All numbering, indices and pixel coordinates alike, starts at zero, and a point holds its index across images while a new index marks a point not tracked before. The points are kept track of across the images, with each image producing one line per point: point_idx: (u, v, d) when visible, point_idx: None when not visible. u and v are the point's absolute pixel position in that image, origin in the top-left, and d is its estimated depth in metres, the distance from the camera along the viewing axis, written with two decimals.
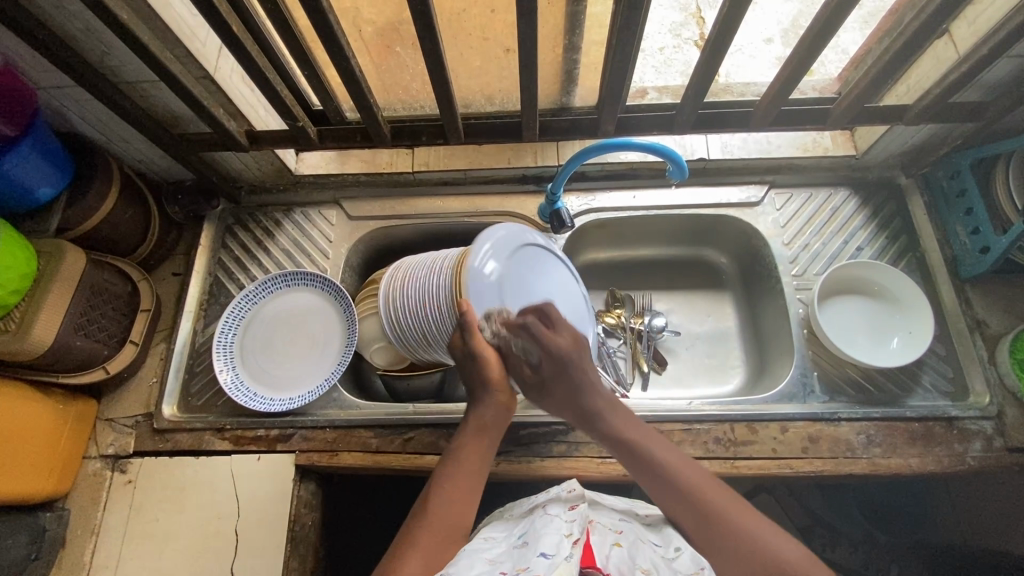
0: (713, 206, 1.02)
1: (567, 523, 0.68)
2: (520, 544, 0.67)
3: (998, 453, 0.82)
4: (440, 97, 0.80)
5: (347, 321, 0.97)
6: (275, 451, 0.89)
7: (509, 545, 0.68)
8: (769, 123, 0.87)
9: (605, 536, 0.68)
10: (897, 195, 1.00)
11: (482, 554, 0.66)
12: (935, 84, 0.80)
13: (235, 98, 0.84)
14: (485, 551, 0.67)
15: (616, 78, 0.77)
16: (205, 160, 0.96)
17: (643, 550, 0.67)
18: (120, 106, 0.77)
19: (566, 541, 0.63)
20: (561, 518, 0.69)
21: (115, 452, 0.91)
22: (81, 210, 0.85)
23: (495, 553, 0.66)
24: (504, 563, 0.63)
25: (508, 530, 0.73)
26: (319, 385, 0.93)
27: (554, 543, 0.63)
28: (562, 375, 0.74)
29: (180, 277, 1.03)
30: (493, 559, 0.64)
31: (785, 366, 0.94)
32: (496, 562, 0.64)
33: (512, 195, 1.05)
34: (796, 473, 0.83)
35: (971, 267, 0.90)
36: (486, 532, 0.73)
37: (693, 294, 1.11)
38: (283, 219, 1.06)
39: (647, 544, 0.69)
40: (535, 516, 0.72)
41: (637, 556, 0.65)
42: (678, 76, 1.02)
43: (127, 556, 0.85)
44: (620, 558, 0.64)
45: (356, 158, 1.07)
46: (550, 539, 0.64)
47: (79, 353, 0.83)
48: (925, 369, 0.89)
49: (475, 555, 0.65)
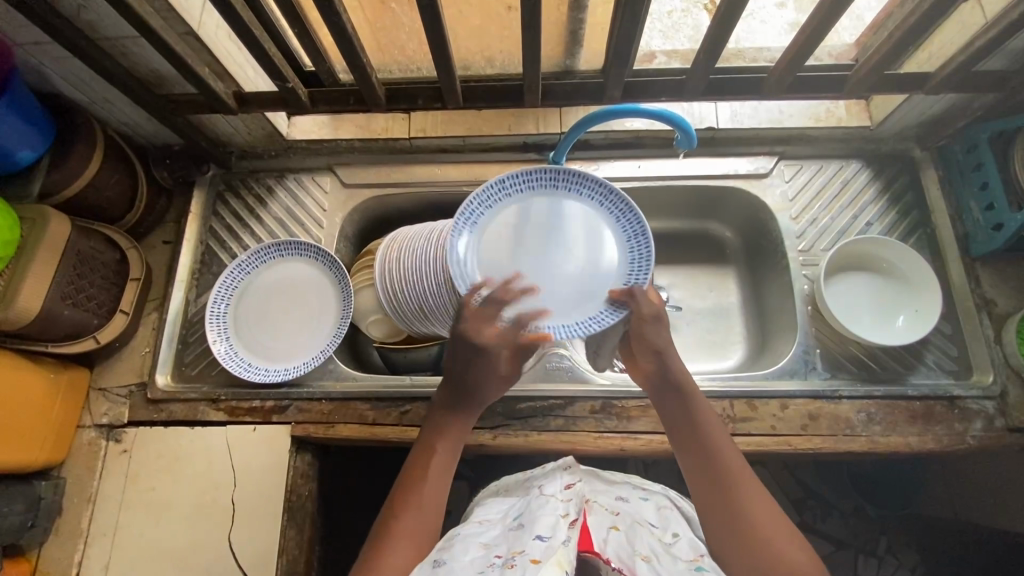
0: (719, 177, 0.98)
1: (563, 501, 0.67)
2: (516, 524, 0.66)
3: (998, 432, 0.82)
4: (437, 57, 0.76)
5: (342, 292, 0.94)
6: (271, 422, 0.88)
7: (505, 525, 0.68)
8: (783, 90, 0.83)
9: (602, 517, 0.68)
10: (910, 168, 0.97)
11: (478, 538, 0.66)
12: (959, 51, 0.76)
13: (222, 57, 0.80)
14: (479, 535, 0.66)
15: (624, 40, 0.73)
16: (193, 123, 0.92)
17: (642, 533, 0.65)
18: (99, 63, 0.73)
19: (562, 522, 0.62)
20: (556, 496, 0.68)
21: (109, 422, 0.90)
22: (64, 174, 0.82)
23: (491, 536, 0.66)
24: (500, 547, 0.62)
25: (505, 509, 0.72)
26: (313, 357, 0.91)
27: (550, 524, 0.62)
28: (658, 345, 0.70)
29: (171, 245, 1.00)
30: (488, 543, 0.64)
31: (787, 343, 0.92)
32: (491, 545, 0.63)
33: (513, 163, 1.01)
34: (794, 450, 0.82)
35: (982, 244, 0.88)
36: (482, 513, 0.73)
37: (696, 269, 1.08)
38: (275, 186, 1.02)
39: (645, 527, 0.66)
40: (530, 494, 0.72)
41: (636, 540, 0.62)
42: (687, 40, 0.97)
43: (125, 524, 0.85)
44: (618, 542, 0.63)
45: (350, 123, 1.02)
46: (545, 521, 0.63)
47: (69, 323, 0.81)
48: (929, 348, 0.88)
49: (470, 541, 0.64)
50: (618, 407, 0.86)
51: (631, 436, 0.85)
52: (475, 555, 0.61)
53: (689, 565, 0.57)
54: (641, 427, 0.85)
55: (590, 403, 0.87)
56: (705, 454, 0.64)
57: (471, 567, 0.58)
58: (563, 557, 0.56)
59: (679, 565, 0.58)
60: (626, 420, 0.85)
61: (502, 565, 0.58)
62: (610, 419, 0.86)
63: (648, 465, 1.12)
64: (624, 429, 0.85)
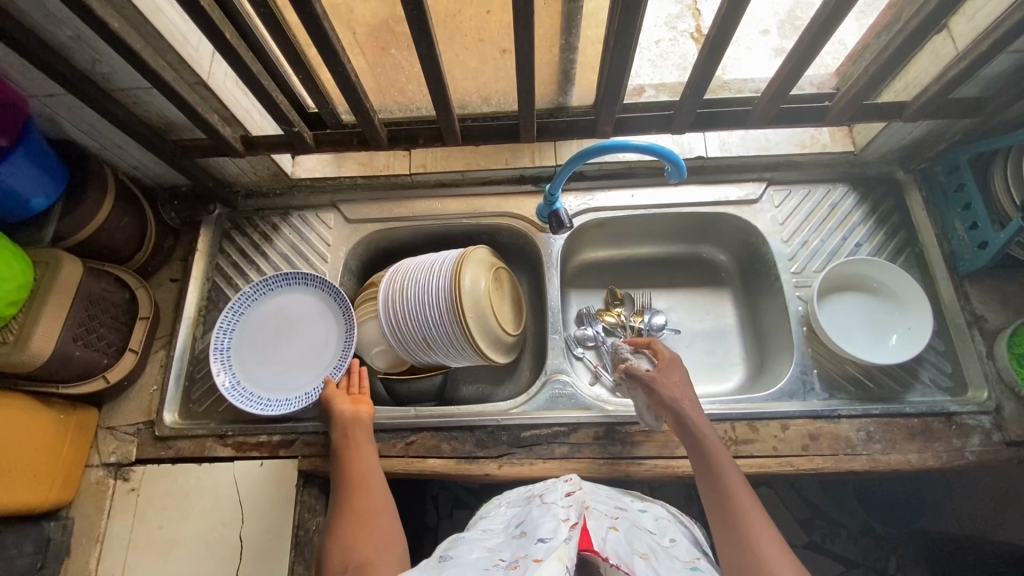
0: (712, 204, 1.01)
1: (564, 508, 0.67)
2: (518, 532, 0.67)
3: (996, 447, 0.83)
4: (437, 99, 0.79)
5: (348, 337, 0.95)
6: (277, 457, 0.89)
7: (508, 533, 0.68)
8: (769, 120, 0.86)
9: (601, 520, 0.67)
10: (895, 191, 1.00)
11: (483, 543, 0.67)
12: (933, 81, 0.80)
13: (230, 104, 0.83)
14: (484, 540, 0.68)
15: (614, 78, 0.76)
16: (201, 166, 0.95)
17: (641, 535, 0.66)
18: (114, 114, 0.76)
19: (562, 526, 0.62)
20: (557, 505, 0.68)
21: (118, 460, 0.91)
22: (76, 218, 0.84)
23: (495, 541, 0.67)
24: (504, 551, 0.64)
25: (507, 518, 0.73)
26: (302, 397, 0.92)
27: (551, 527, 0.62)
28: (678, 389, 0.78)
29: (178, 283, 1.03)
30: (492, 547, 0.65)
31: (785, 364, 0.94)
32: (495, 549, 0.65)
33: (511, 195, 1.05)
34: (796, 471, 0.83)
35: (969, 262, 0.91)
36: (485, 522, 0.74)
37: (693, 291, 1.10)
38: (280, 223, 1.05)
39: (643, 530, 0.68)
40: (533, 504, 0.72)
41: (636, 541, 0.64)
42: (674, 71, 1.02)
43: (132, 564, 0.85)
44: (617, 542, 0.62)
45: (353, 161, 1.07)
46: (547, 526, 0.63)
47: (79, 363, 0.83)
48: (924, 365, 0.90)
49: (476, 543, 0.66)
50: (622, 433, 0.87)
51: (635, 461, 0.85)
52: (480, 554, 0.64)
53: (686, 565, 0.62)
54: (645, 453, 0.86)
55: (593, 430, 0.88)
56: (710, 481, 0.68)
57: (477, 564, 0.61)
58: (564, 552, 0.56)
59: (677, 564, 0.61)
60: (630, 445, 0.86)
61: (506, 565, 0.59)
62: (614, 445, 0.87)
63: (654, 488, 1.13)
64: (628, 455, 0.86)
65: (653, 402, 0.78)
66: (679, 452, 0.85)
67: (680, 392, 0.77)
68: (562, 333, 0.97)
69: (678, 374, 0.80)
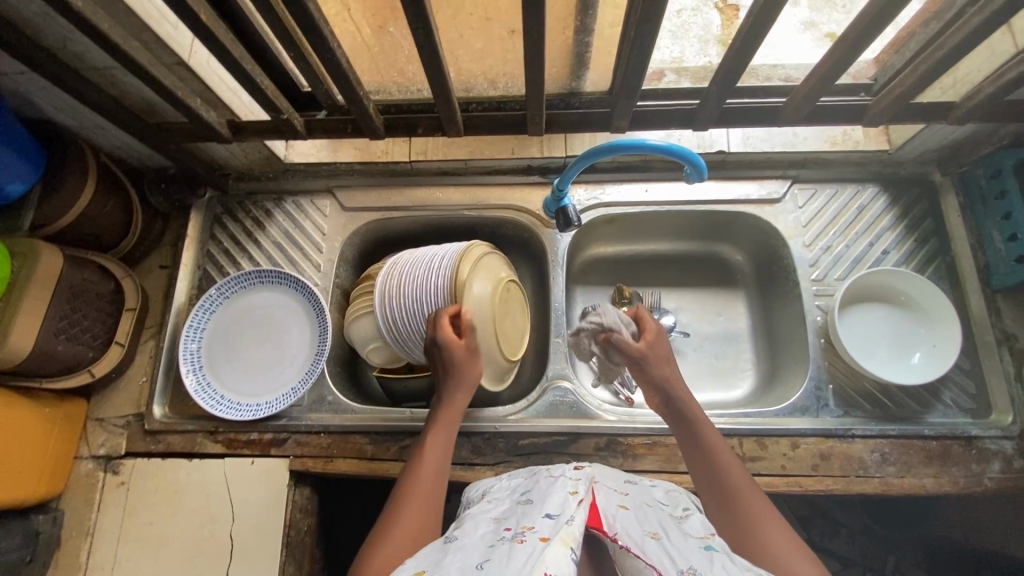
0: (730, 202, 0.95)
1: (572, 480, 0.65)
2: (524, 499, 0.64)
3: (1017, 475, 0.79)
4: (437, 88, 0.72)
5: (316, 358, 0.91)
6: (269, 455, 0.87)
7: (513, 501, 0.66)
8: (800, 119, 0.79)
9: (610, 497, 0.64)
10: (929, 194, 0.93)
11: (490, 514, 0.63)
12: (988, 80, 0.71)
13: (214, 86, 0.77)
14: (488, 513, 0.64)
15: (634, 68, 0.69)
16: (188, 148, 0.89)
17: (652, 512, 0.62)
18: (86, 96, 0.70)
19: (571, 500, 0.60)
20: (564, 476, 0.66)
21: (107, 453, 0.89)
22: (55, 205, 0.80)
23: (501, 511, 0.64)
24: (509, 521, 0.60)
25: (512, 487, 0.70)
26: (251, 408, 0.89)
27: (558, 503, 0.59)
28: (661, 359, 0.74)
29: (167, 270, 0.99)
30: (497, 518, 0.61)
31: (799, 376, 0.89)
32: (501, 521, 0.61)
33: (516, 186, 0.99)
34: (805, 491, 0.79)
35: (1004, 276, 0.84)
36: (490, 492, 0.71)
37: (704, 293, 1.05)
38: (273, 209, 1.00)
39: (655, 506, 0.63)
40: (539, 474, 0.70)
41: (646, 520, 0.59)
42: (699, 55, 0.93)
43: (122, 559, 0.84)
44: (627, 518, 0.58)
45: (350, 145, 1.01)
46: (553, 499, 0.60)
47: (62, 358, 0.80)
48: (947, 384, 0.85)
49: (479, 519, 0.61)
50: (624, 445, 0.84)
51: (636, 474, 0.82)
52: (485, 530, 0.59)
53: (699, 543, 0.54)
54: (647, 466, 0.83)
55: (594, 441, 0.85)
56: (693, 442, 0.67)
57: (480, 542, 0.56)
58: (569, 534, 0.53)
59: (688, 542, 0.54)
60: (632, 458, 0.83)
61: (512, 538, 0.54)
62: (614, 457, 0.83)
63: None
64: (629, 467, 0.83)
65: (638, 373, 0.75)
66: (683, 468, 0.82)
67: (669, 368, 0.73)
68: (565, 337, 0.93)
69: (665, 348, 0.76)
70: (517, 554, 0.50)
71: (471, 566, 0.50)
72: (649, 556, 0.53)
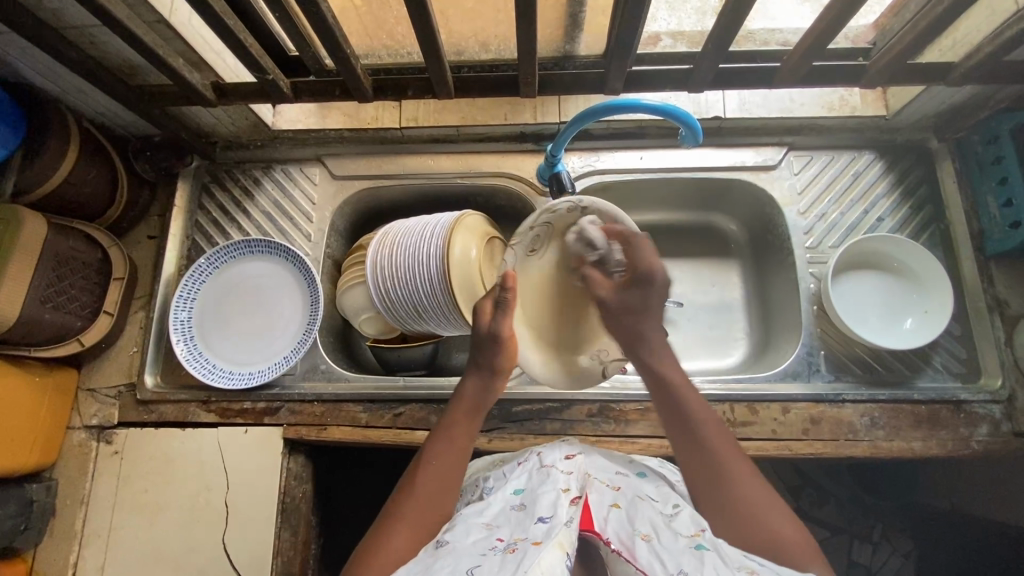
0: (725, 169, 0.94)
1: (563, 475, 0.69)
2: (518, 501, 0.67)
3: (1004, 438, 0.80)
4: (427, 48, 0.70)
5: (307, 327, 0.91)
6: (262, 424, 0.87)
7: (505, 500, 0.68)
8: (797, 80, 0.77)
9: (602, 495, 0.66)
10: (925, 160, 0.92)
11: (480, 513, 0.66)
12: (988, 40, 0.70)
13: (198, 46, 0.75)
14: (479, 513, 0.65)
15: (628, 27, 0.67)
16: (173, 113, 0.87)
17: (643, 508, 0.64)
18: (64, 55, 0.68)
19: (563, 500, 0.64)
20: (557, 469, 0.70)
21: (99, 423, 0.89)
22: (37, 172, 0.78)
23: (492, 509, 0.67)
24: (502, 527, 0.63)
25: (504, 482, 0.72)
26: (244, 377, 0.89)
27: (551, 504, 0.63)
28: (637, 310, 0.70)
29: (156, 241, 0.97)
30: (489, 522, 0.64)
31: (792, 343, 0.90)
32: (493, 526, 0.63)
33: (509, 154, 0.97)
34: (794, 455, 0.80)
35: (998, 242, 0.85)
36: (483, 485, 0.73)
37: (698, 263, 1.05)
38: (262, 178, 0.99)
39: (646, 502, 0.65)
40: (530, 465, 0.73)
41: (637, 518, 0.62)
42: (695, 19, 0.91)
43: (118, 526, 0.84)
44: (618, 522, 0.62)
45: (338, 111, 0.97)
46: (546, 500, 0.65)
47: (49, 327, 0.79)
48: (937, 350, 0.86)
49: (472, 520, 0.64)
50: (617, 410, 0.84)
51: (628, 440, 0.83)
52: (478, 534, 0.62)
53: (689, 543, 0.57)
54: (639, 431, 0.83)
55: (587, 407, 0.85)
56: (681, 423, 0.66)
57: (473, 548, 0.59)
58: (564, 539, 0.58)
59: (679, 544, 0.57)
60: (624, 424, 0.84)
61: (505, 547, 0.58)
62: (607, 423, 0.84)
63: None
64: (621, 432, 0.83)
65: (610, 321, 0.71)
66: None
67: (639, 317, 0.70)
68: None
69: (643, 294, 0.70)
70: (513, 567, 0.54)
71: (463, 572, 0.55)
72: (640, 561, 0.57)
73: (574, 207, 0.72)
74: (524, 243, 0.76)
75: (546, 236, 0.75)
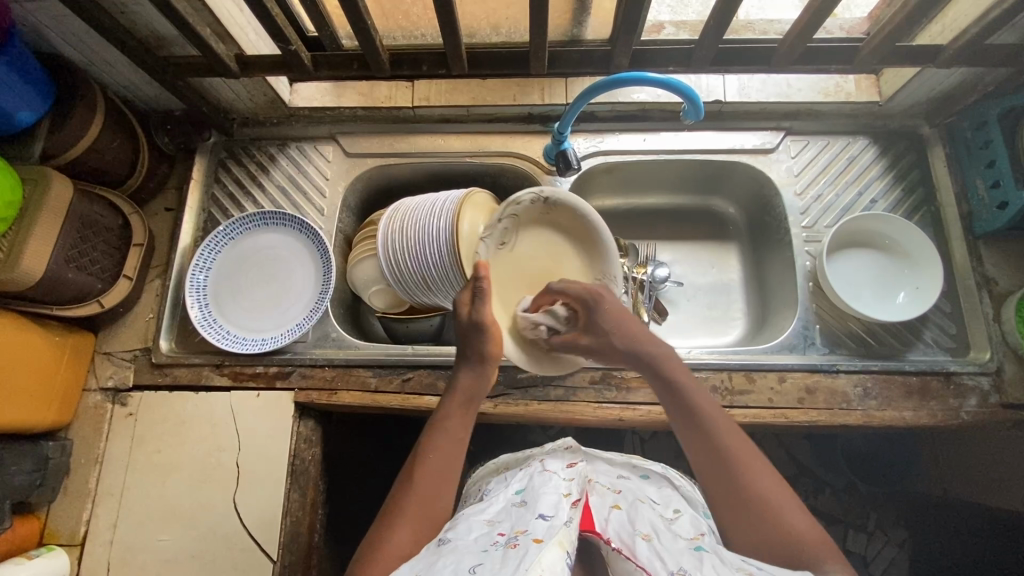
0: (725, 151, 0.97)
1: (565, 480, 0.71)
2: (518, 500, 0.70)
3: (993, 408, 0.83)
4: (443, 22, 0.74)
5: (319, 296, 0.93)
6: (274, 388, 0.89)
7: (507, 499, 0.72)
8: (792, 62, 0.81)
9: (603, 497, 0.71)
10: (917, 145, 0.96)
11: (482, 513, 0.69)
12: (973, 24, 0.75)
13: (224, 19, 0.78)
14: (481, 513, 0.69)
15: (633, 6, 0.71)
16: (195, 87, 0.91)
17: (642, 511, 0.68)
18: (96, 21, 0.71)
19: (565, 502, 0.66)
20: (559, 475, 0.73)
21: (115, 385, 0.91)
22: (63, 138, 0.81)
23: (494, 512, 0.69)
24: (502, 524, 0.66)
25: (507, 483, 0.76)
26: (256, 343, 0.91)
27: (552, 503, 0.66)
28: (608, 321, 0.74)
29: (173, 213, 1.00)
30: (491, 520, 0.67)
31: (788, 319, 0.93)
32: (495, 522, 0.67)
33: (516, 134, 1.01)
34: (790, 422, 0.83)
35: (986, 222, 0.88)
36: (485, 490, 0.77)
37: (697, 246, 1.09)
38: (277, 154, 1.02)
39: (645, 504, 0.69)
40: (532, 468, 0.76)
41: (637, 520, 0.65)
42: (696, 14, 0.96)
43: (130, 485, 0.86)
44: (619, 523, 0.65)
45: (354, 90, 1.01)
46: (548, 499, 0.67)
47: (72, 286, 0.82)
48: (928, 325, 0.89)
49: (473, 520, 0.67)
50: (618, 378, 0.87)
51: (630, 406, 0.85)
52: (479, 533, 0.64)
53: (689, 544, 0.60)
54: (640, 399, 0.86)
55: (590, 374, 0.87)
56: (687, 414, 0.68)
57: (475, 545, 0.61)
58: (565, 537, 0.58)
59: (679, 544, 0.60)
60: (625, 390, 0.86)
61: (505, 543, 0.60)
62: (609, 390, 0.86)
63: (646, 439, 1.18)
64: (623, 400, 0.86)
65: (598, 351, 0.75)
66: None
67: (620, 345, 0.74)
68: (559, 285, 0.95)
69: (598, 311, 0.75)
70: (513, 558, 0.56)
71: (466, 568, 0.56)
72: (641, 558, 0.59)
73: (537, 198, 0.79)
74: (493, 236, 0.79)
75: (514, 228, 0.80)
